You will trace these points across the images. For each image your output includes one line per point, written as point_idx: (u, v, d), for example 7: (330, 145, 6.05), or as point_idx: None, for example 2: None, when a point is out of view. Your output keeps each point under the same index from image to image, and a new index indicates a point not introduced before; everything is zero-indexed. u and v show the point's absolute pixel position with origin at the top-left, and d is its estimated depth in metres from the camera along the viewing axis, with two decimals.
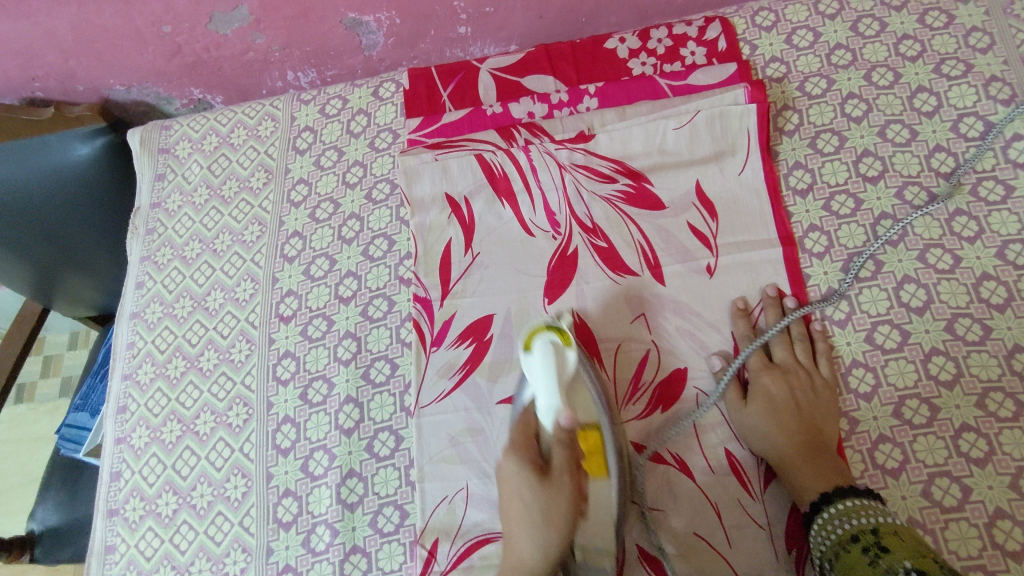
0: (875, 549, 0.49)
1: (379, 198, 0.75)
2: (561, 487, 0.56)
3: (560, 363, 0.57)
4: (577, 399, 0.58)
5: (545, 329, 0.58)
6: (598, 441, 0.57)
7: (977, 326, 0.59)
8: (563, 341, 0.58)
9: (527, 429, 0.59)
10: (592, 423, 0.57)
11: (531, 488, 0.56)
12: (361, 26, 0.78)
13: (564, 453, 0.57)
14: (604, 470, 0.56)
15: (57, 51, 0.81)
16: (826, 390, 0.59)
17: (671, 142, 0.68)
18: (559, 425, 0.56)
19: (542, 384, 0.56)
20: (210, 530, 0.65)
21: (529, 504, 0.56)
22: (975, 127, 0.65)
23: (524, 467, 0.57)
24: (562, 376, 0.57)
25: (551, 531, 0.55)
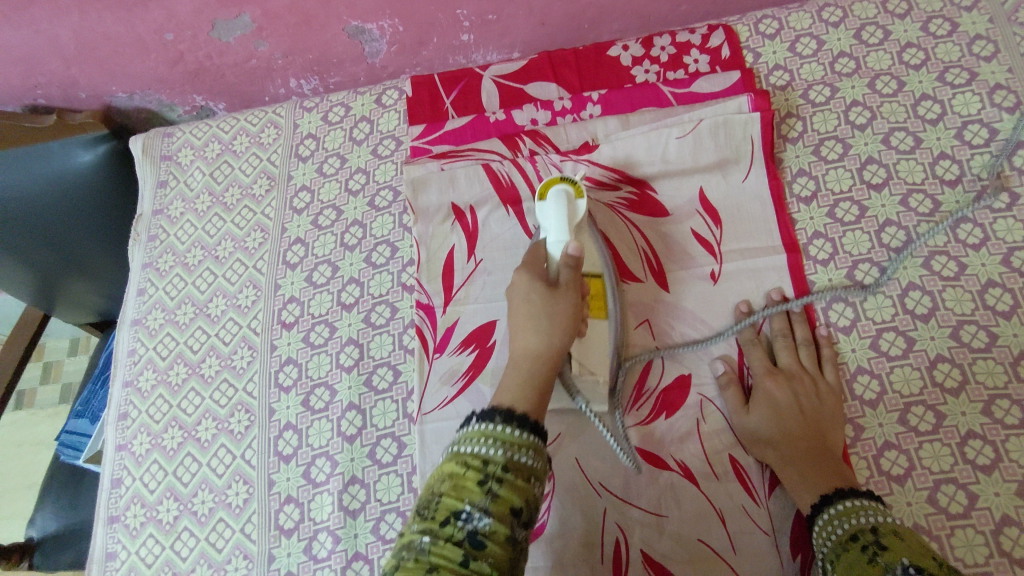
0: (874, 548, 0.47)
1: (382, 205, 0.75)
2: (565, 295, 0.57)
3: (570, 208, 0.61)
4: (585, 241, 0.62)
5: (561, 179, 0.61)
6: (601, 285, 0.62)
7: (982, 333, 0.59)
8: (575, 193, 0.61)
9: (536, 253, 0.61)
10: (595, 271, 0.62)
11: (540, 290, 0.58)
12: (364, 33, 0.79)
13: (571, 278, 0.58)
14: (603, 312, 0.61)
15: (59, 58, 0.81)
16: (831, 396, 0.59)
17: (673, 151, 0.67)
18: (568, 253, 0.58)
19: (554, 223, 0.60)
20: (210, 537, 0.65)
21: (532, 306, 0.57)
22: (979, 134, 0.66)
23: (533, 279, 0.58)
24: (572, 218, 0.60)
25: (556, 336, 0.56)
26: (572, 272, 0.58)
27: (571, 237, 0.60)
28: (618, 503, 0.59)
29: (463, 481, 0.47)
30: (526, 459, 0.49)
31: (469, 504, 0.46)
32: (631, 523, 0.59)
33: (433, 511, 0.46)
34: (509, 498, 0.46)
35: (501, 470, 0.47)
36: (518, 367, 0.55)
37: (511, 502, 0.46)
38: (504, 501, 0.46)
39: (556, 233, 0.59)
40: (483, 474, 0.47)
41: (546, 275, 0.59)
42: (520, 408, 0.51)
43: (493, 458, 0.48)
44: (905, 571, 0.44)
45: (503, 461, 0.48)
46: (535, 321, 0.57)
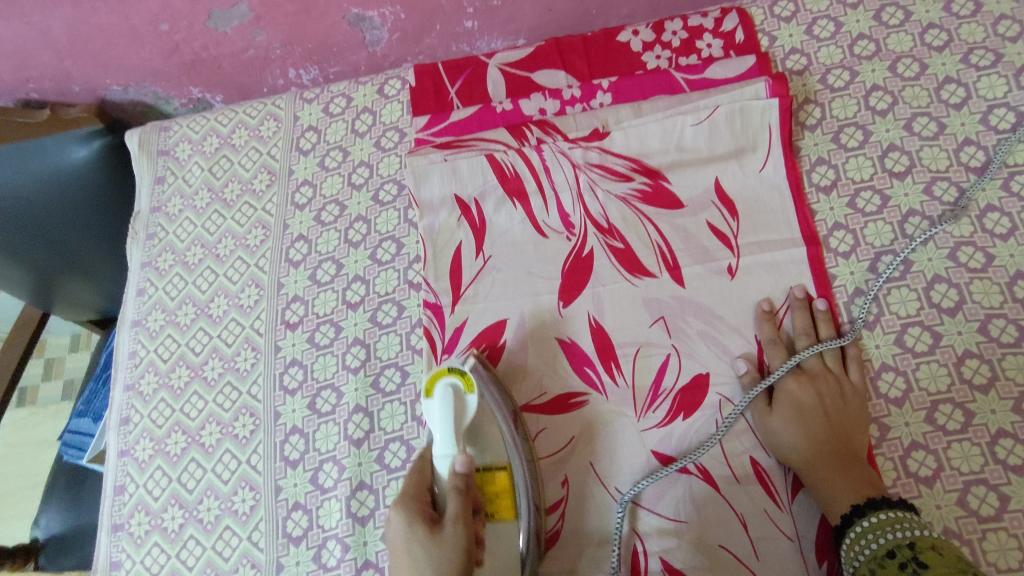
0: (913, 565, 0.46)
1: (386, 200, 0.73)
2: (450, 539, 0.52)
3: (459, 407, 0.58)
4: (485, 437, 0.59)
5: (448, 371, 0.60)
6: (507, 484, 0.58)
7: (1012, 327, 0.57)
8: (464, 386, 0.59)
9: (422, 478, 0.57)
10: (499, 467, 0.58)
11: (421, 537, 0.52)
12: (365, 21, 0.76)
13: (459, 504, 0.54)
14: (511, 517, 0.57)
15: (52, 51, 0.78)
16: (856, 396, 0.57)
17: (689, 139, 0.65)
18: (456, 471, 0.55)
19: (441, 434, 0.57)
20: (217, 545, 0.63)
21: (415, 554, 0.51)
22: (1006, 119, 0.63)
23: (415, 524, 0.53)
24: (460, 426, 0.57)
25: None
26: (460, 498, 0.54)
27: (460, 447, 0.57)
28: (634, 509, 0.58)
29: None
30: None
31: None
32: (649, 530, 0.57)
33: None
34: None
35: None
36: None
37: None
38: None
39: (444, 448, 0.57)
40: None
41: (432, 517, 0.54)
42: None
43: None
44: None
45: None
46: (427, 568, 0.50)
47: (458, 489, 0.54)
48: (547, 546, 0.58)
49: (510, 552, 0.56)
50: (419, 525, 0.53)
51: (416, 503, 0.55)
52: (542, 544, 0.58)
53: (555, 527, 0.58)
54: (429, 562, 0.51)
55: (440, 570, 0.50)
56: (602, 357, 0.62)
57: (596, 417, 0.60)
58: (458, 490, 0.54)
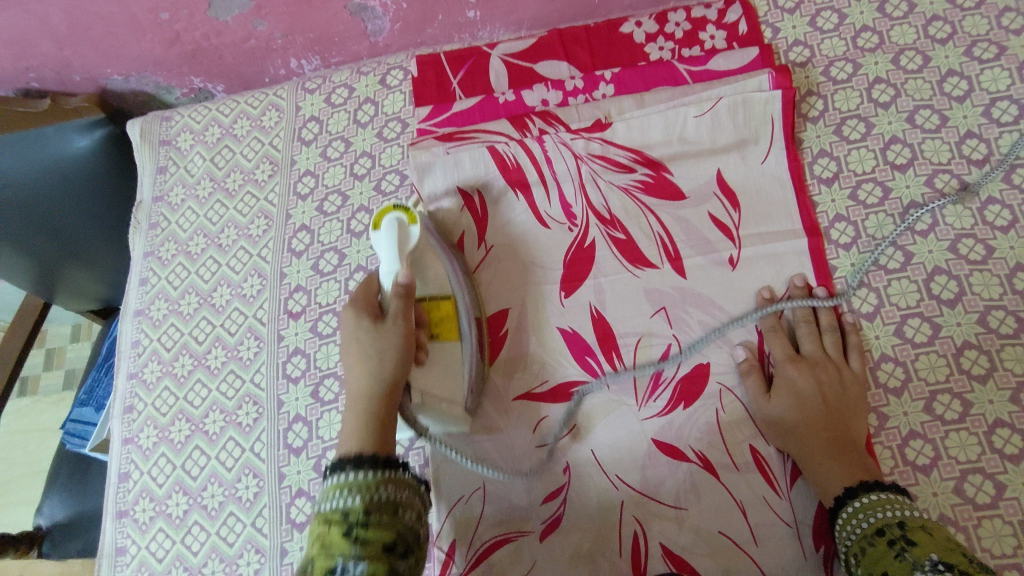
0: (902, 543, 0.47)
1: (389, 189, 0.73)
2: (393, 328, 0.56)
3: (402, 237, 0.61)
4: (428, 267, 0.62)
5: (393, 208, 0.62)
6: (451, 307, 0.62)
7: (1010, 318, 0.57)
8: (408, 220, 0.61)
9: (370, 289, 0.60)
10: (444, 295, 0.62)
11: (367, 329, 0.57)
12: (367, 11, 0.76)
13: (404, 332, 0.57)
14: (455, 335, 0.61)
15: (53, 40, 0.78)
16: (854, 384, 0.57)
17: (691, 131, 0.65)
18: (398, 285, 0.58)
19: (386, 255, 0.60)
20: (221, 531, 0.64)
21: (363, 346, 0.56)
22: (1007, 111, 0.63)
23: (361, 318, 0.58)
24: (402, 249, 0.60)
25: (386, 360, 0.55)
26: (402, 303, 0.57)
27: (402, 266, 0.59)
28: (635, 496, 0.58)
29: (331, 537, 0.46)
30: (388, 493, 0.49)
31: (340, 556, 0.45)
32: (649, 516, 0.58)
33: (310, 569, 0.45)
34: (377, 539, 0.46)
35: (364, 517, 0.47)
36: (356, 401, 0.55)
37: (381, 540, 0.46)
38: (373, 542, 0.46)
39: (386, 259, 0.60)
40: (346, 527, 0.46)
41: (379, 307, 0.59)
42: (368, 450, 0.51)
43: (353, 506, 0.47)
44: (934, 567, 0.44)
45: (364, 505, 0.47)
46: (373, 354, 0.56)
47: (404, 291, 0.57)
48: (549, 531, 0.59)
49: (453, 359, 0.61)
50: (364, 322, 0.58)
51: (364, 301, 0.59)
52: (543, 529, 0.59)
53: (556, 512, 0.59)
54: (376, 351, 0.56)
55: (382, 350, 0.56)
56: (604, 347, 0.63)
57: (597, 405, 0.61)
58: (399, 295, 0.57)
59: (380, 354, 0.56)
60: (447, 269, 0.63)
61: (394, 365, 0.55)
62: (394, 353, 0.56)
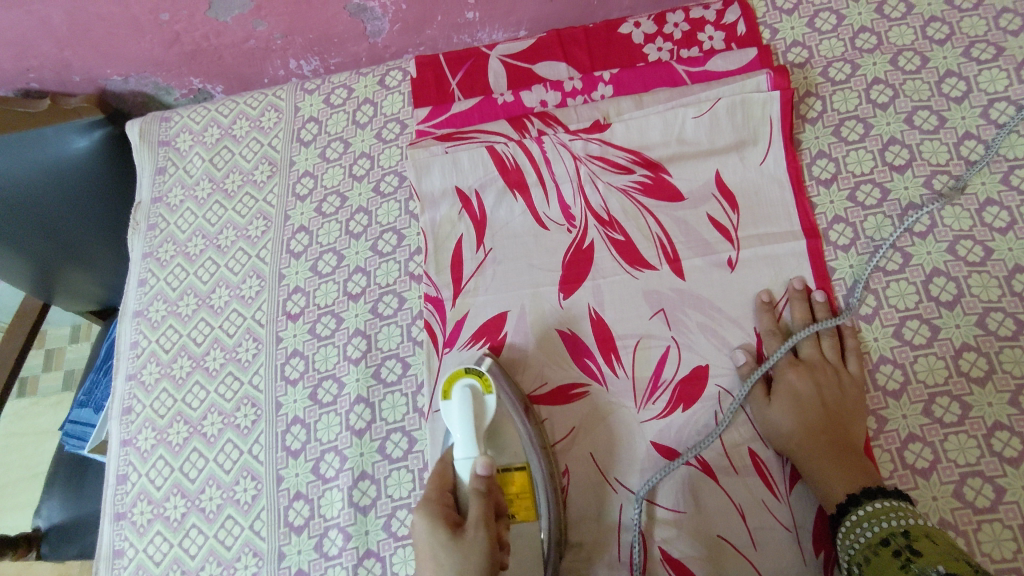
0: (907, 553, 0.47)
1: (387, 191, 0.73)
2: (476, 540, 0.49)
3: (477, 408, 0.56)
4: (500, 441, 0.57)
5: (466, 374, 0.58)
6: (525, 483, 0.56)
7: (1009, 320, 0.57)
8: (483, 387, 0.57)
9: (444, 490, 0.53)
10: (519, 466, 0.56)
11: (444, 539, 0.49)
12: (366, 12, 0.76)
13: (481, 506, 0.51)
14: (533, 517, 0.56)
15: (52, 40, 0.78)
16: (853, 386, 0.57)
17: (689, 132, 0.65)
18: (478, 474, 0.52)
19: (459, 428, 0.55)
20: (219, 534, 0.64)
21: (441, 564, 0.48)
22: (1006, 112, 0.63)
23: (437, 521, 0.50)
24: (478, 427, 0.55)
25: (470, 566, 0.48)
26: (483, 502, 0.51)
27: (479, 450, 0.54)
28: (634, 499, 0.58)
29: None
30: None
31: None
32: (648, 520, 0.57)
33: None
34: None
35: None
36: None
37: None
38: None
39: (454, 425, 0.55)
40: None
41: (455, 500, 0.53)
42: None
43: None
44: None
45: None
46: (452, 553, 0.48)
47: (481, 490, 0.51)
48: None
49: (534, 545, 0.55)
50: (441, 532, 0.50)
51: (439, 504, 0.52)
52: None
53: None
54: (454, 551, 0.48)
55: (462, 561, 0.48)
56: (603, 349, 0.63)
57: (595, 408, 0.61)
58: (480, 492, 0.51)
59: (457, 565, 0.48)
60: (523, 442, 0.58)
61: (475, 551, 0.48)
62: (479, 565, 0.48)
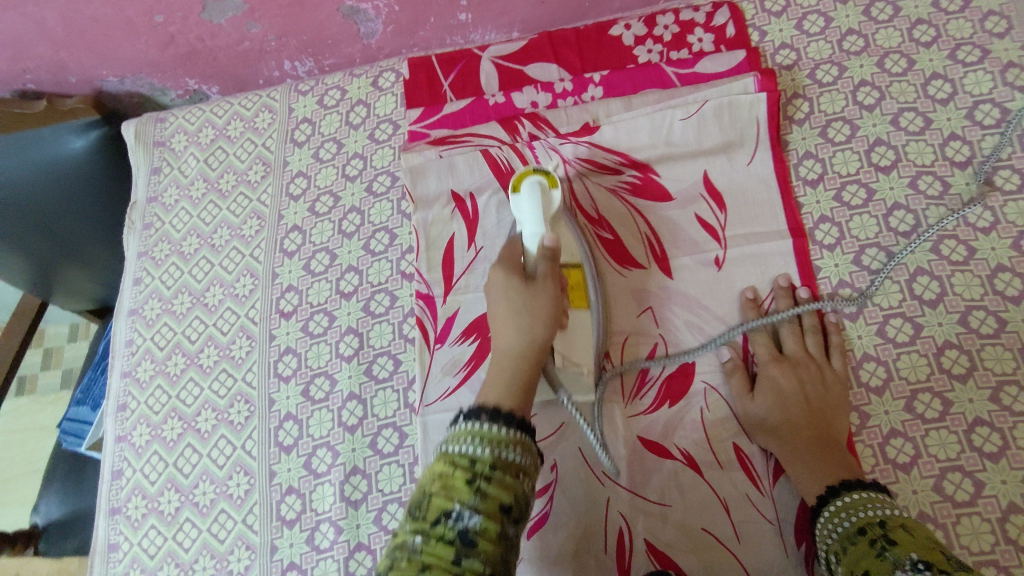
0: (882, 541, 0.46)
1: (380, 190, 0.74)
2: (545, 288, 0.55)
3: (545, 200, 0.60)
4: (560, 230, 0.61)
5: (533, 172, 0.61)
6: (581, 275, 0.61)
7: (991, 318, 0.58)
8: (548, 183, 0.61)
9: (513, 252, 0.59)
10: (574, 261, 0.61)
11: (518, 286, 0.55)
12: (359, 14, 0.77)
13: (550, 268, 0.56)
14: (585, 304, 0.60)
15: (48, 42, 0.79)
16: (836, 385, 0.58)
17: (678, 134, 0.66)
18: (544, 247, 0.56)
19: (528, 217, 0.58)
20: (213, 528, 0.65)
21: (512, 304, 0.55)
22: (990, 115, 0.64)
23: (510, 276, 0.56)
24: (545, 210, 0.60)
25: (540, 299, 0.54)
26: (550, 264, 0.56)
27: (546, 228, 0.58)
28: (621, 492, 0.59)
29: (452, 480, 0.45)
30: (514, 456, 0.46)
31: (459, 503, 0.44)
32: (634, 513, 0.58)
33: (424, 510, 0.44)
34: (496, 497, 0.44)
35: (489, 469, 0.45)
36: (504, 364, 0.52)
37: (500, 500, 0.44)
38: (494, 499, 0.44)
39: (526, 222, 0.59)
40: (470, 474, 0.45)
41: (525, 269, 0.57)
42: (507, 407, 0.49)
43: (481, 457, 0.46)
44: (914, 564, 0.43)
45: (490, 459, 0.46)
46: (525, 313, 0.54)
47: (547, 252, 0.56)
48: (536, 529, 0.59)
49: (586, 330, 0.60)
50: (515, 282, 0.55)
51: (511, 266, 0.57)
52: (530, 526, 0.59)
53: (543, 510, 0.59)
54: (528, 317, 0.54)
55: (535, 292, 0.55)
56: None
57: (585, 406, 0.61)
58: (547, 258, 0.56)
59: (531, 322, 0.53)
60: (573, 235, 0.62)
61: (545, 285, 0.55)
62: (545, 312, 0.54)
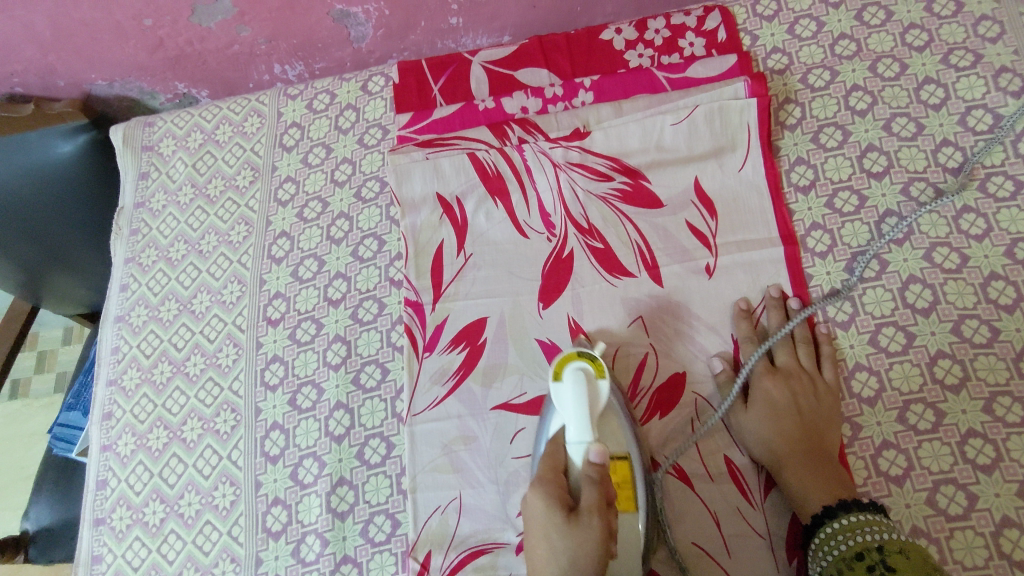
0: (881, 570, 0.47)
1: (368, 196, 0.73)
2: (591, 526, 0.49)
3: (591, 395, 0.54)
4: (606, 428, 0.55)
5: (578, 357, 0.56)
6: (627, 470, 0.54)
7: (984, 327, 0.57)
8: (595, 371, 0.55)
9: (555, 464, 0.54)
10: (620, 455, 0.54)
11: (558, 526, 0.50)
12: (349, 17, 0.76)
13: (595, 494, 0.51)
14: (630, 508, 0.53)
15: (35, 45, 0.78)
16: (829, 395, 0.58)
17: (668, 138, 0.65)
18: (591, 461, 0.51)
19: (572, 416, 0.53)
20: (198, 540, 0.64)
21: (555, 550, 0.50)
22: (984, 120, 0.63)
23: (551, 504, 0.51)
24: (591, 411, 0.54)
25: (587, 554, 0.49)
26: (598, 486, 0.51)
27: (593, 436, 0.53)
28: None
29: None
30: None
31: None
32: None
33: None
34: None
35: None
36: None
37: None
38: None
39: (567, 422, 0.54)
40: None
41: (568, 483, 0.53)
42: None
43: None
44: None
45: None
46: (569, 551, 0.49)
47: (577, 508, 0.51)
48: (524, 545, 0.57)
49: (634, 544, 0.53)
50: (557, 522, 0.50)
51: (556, 486, 0.52)
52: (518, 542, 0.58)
53: None
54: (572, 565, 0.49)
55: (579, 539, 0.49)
56: None
57: None
58: (591, 480, 0.51)
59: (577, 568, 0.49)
60: (622, 422, 0.55)
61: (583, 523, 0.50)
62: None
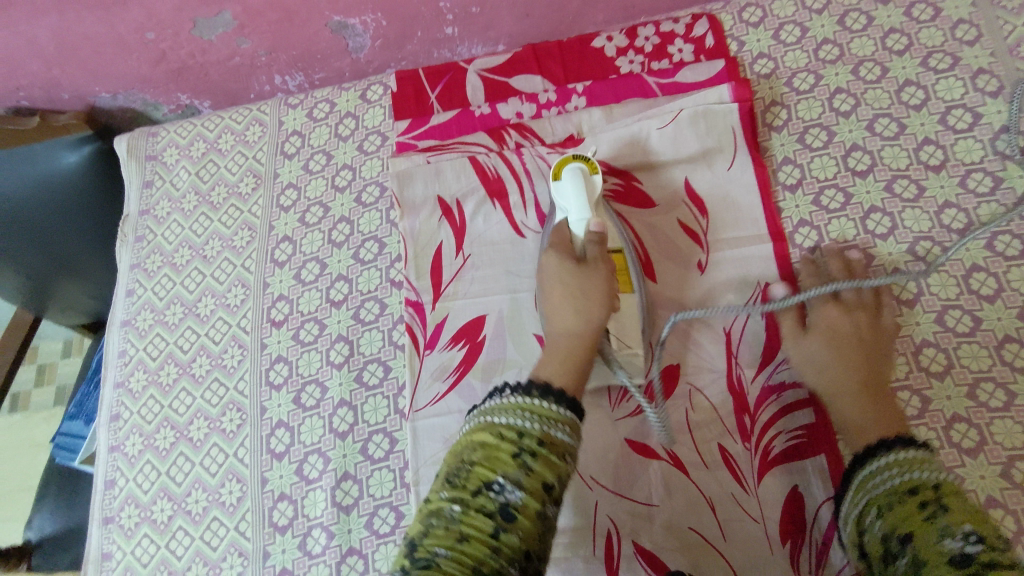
0: (934, 505, 0.44)
1: (369, 201, 0.75)
2: (597, 268, 0.59)
3: (589, 185, 0.62)
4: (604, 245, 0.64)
5: (574, 159, 0.64)
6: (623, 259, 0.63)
7: (967, 317, 0.60)
8: (589, 169, 0.63)
9: (561, 235, 0.62)
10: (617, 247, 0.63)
11: (570, 268, 0.59)
12: (348, 29, 0.79)
13: (602, 255, 0.59)
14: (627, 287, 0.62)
15: (40, 59, 0.80)
16: (884, 336, 0.59)
17: (655, 141, 0.68)
18: (591, 231, 0.60)
19: (574, 203, 0.61)
20: (205, 536, 0.65)
21: (568, 283, 0.59)
22: (963, 119, 0.66)
23: (564, 259, 0.60)
24: (590, 195, 0.62)
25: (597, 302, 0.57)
26: (600, 248, 0.60)
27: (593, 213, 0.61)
28: (609, 496, 0.60)
29: (499, 450, 0.47)
30: (561, 435, 0.48)
31: (502, 474, 0.46)
32: (621, 515, 0.59)
33: (463, 480, 0.46)
34: (541, 475, 0.46)
35: (537, 444, 0.47)
36: (563, 349, 0.56)
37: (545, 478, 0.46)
38: (537, 475, 0.46)
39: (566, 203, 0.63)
40: (518, 445, 0.47)
41: (576, 251, 0.61)
42: (557, 385, 0.52)
43: (529, 431, 0.48)
44: (966, 537, 0.41)
45: (538, 434, 0.48)
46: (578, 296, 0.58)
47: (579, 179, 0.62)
48: None
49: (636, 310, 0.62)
50: (569, 263, 0.59)
51: (563, 248, 0.61)
52: None
53: None
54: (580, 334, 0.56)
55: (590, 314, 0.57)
56: None
57: None
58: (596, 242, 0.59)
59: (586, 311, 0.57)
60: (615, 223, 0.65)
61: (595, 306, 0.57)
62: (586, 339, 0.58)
